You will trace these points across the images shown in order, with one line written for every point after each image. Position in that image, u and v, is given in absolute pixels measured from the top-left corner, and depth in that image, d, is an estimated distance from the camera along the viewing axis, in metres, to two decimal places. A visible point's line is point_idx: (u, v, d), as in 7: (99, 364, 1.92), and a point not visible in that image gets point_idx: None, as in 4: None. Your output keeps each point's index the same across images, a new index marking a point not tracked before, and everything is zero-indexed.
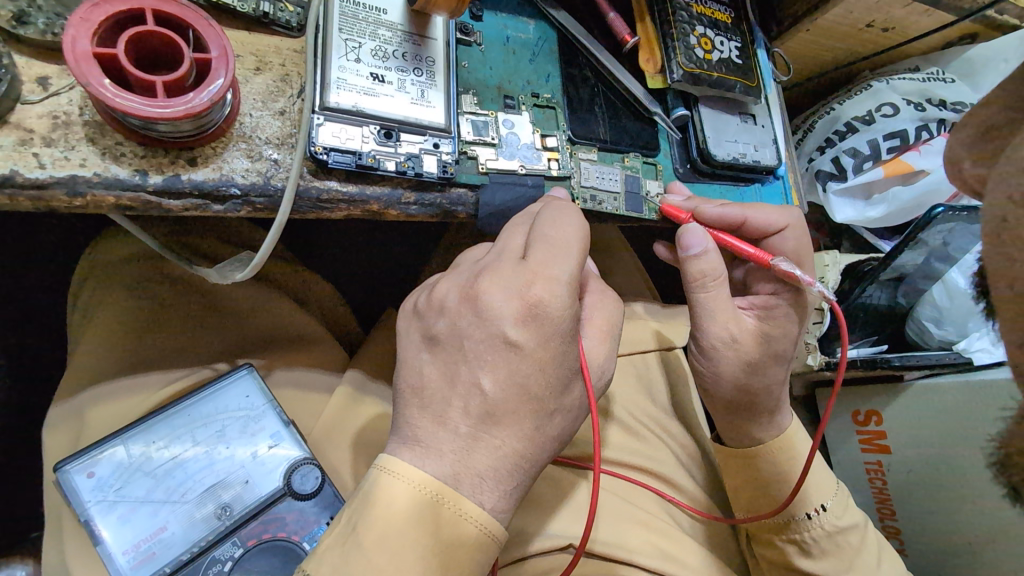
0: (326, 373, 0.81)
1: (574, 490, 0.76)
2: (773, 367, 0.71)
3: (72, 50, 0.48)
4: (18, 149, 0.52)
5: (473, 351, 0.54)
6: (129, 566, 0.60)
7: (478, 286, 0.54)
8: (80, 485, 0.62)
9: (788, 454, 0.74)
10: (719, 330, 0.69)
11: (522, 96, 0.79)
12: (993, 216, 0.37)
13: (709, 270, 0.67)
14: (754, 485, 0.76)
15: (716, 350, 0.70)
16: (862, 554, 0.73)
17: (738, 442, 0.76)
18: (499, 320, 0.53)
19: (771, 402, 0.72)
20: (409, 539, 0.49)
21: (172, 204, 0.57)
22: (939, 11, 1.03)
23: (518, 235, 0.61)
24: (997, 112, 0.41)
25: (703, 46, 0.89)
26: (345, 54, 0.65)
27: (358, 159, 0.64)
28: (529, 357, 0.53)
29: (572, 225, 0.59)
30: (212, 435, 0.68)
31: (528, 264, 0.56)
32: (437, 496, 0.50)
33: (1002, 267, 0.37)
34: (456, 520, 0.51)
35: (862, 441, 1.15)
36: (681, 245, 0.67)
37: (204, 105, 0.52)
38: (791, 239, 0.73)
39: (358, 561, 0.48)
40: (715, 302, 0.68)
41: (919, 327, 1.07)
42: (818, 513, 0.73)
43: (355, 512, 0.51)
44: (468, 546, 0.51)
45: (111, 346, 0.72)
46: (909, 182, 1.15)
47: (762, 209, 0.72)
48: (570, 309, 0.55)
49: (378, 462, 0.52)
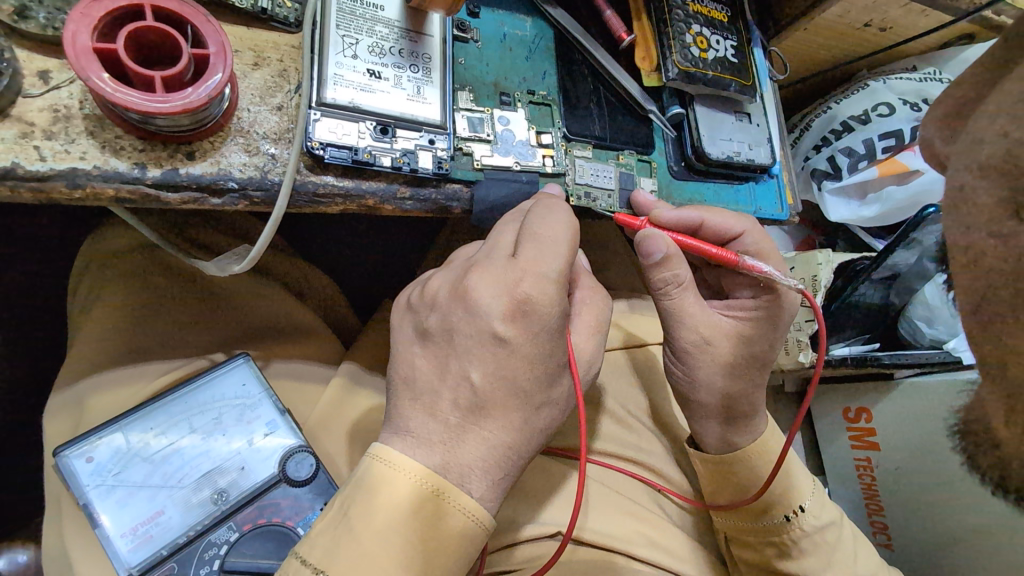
0: (323, 366, 0.82)
1: (564, 480, 0.77)
2: (748, 367, 0.73)
3: (72, 45, 0.49)
4: (20, 142, 0.53)
5: (462, 345, 0.55)
6: (127, 549, 0.62)
7: (467, 282, 0.55)
8: (78, 470, 0.63)
9: (763, 457, 0.75)
10: (689, 333, 0.71)
11: (518, 93, 0.80)
12: (952, 185, 0.35)
13: (670, 276, 0.68)
14: (729, 488, 0.77)
15: (689, 353, 0.72)
16: (843, 550, 0.75)
17: (715, 449, 0.77)
18: (487, 315, 0.54)
19: (750, 403, 0.74)
20: (400, 527, 0.50)
21: (171, 197, 0.58)
22: (937, 12, 1.03)
23: (507, 233, 0.61)
24: (961, 81, 0.40)
25: (698, 45, 0.89)
26: (342, 50, 0.66)
27: (354, 154, 0.65)
28: (516, 352, 0.54)
29: (560, 224, 0.60)
30: (208, 423, 0.70)
31: (517, 262, 0.57)
32: (427, 485, 0.52)
33: (957, 236, 0.34)
34: (446, 509, 0.52)
35: (854, 437, 1.20)
36: (641, 252, 0.67)
37: (201, 100, 0.53)
38: (751, 242, 0.74)
39: (348, 545, 0.49)
40: (683, 307, 0.70)
41: (911, 327, 1.07)
42: (796, 514, 0.74)
43: (348, 497, 0.52)
44: (457, 535, 0.52)
45: (108, 335, 0.73)
46: (903, 182, 1.14)
47: (717, 213, 0.74)
48: (558, 305, 0.56)
49: (372, 451, 0.53)
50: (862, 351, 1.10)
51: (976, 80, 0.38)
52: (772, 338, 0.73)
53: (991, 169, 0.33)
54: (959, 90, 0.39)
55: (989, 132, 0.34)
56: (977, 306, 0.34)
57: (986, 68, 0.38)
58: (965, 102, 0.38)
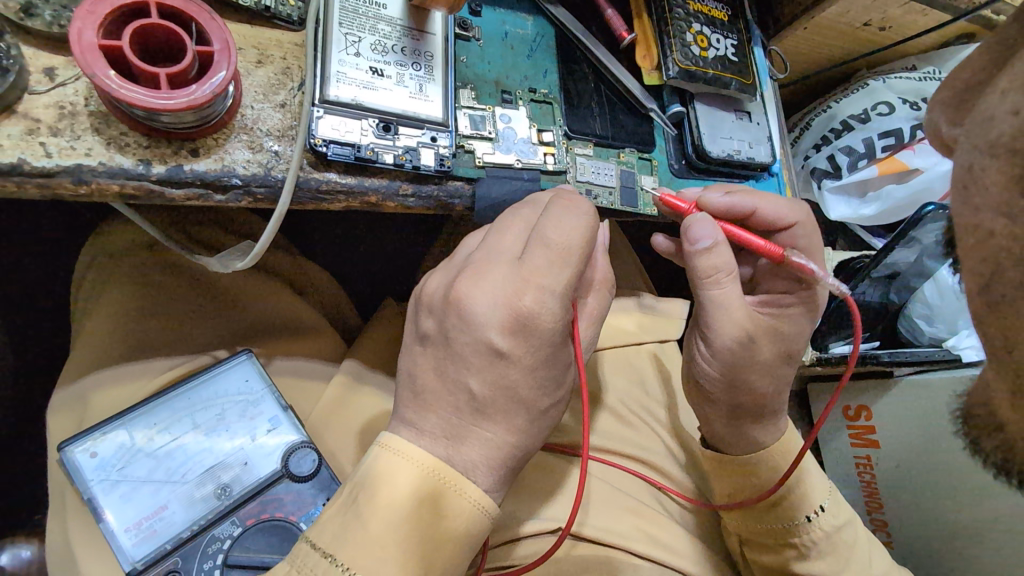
0: (325, 363, 0.83)
1: (564, 476, 0.78)
2: (781, 364, 0.72)
3: (78, 42, 0.50)
4: (26, 138, 0.54)
5: (460, 352, 0.54)
6: (131, 544, 0.62)
7: (460, 291, 0.55)
8: (82, 465, 0.64)
9: (785, 458, 0.75)
10: (733, 330, 0.67)
11: (520, 91, 0.80)
12: (960, 167, 0.35)
13: (720, 265, 0.66)
14: (753, 490, 0.76)
15: (731, 352, 0.68)
16: (858, 551, 0.75)
17: (736, 449, 0.77)
18: (483, 327, 0.54)
19: (775, 401, 0.74)
20: (406, 512, 0.50)
21: (175, 193, 0.59)
22: (936, 11, 1.03)
23: (516, 232, 0.60)
24: (966, 66, 0.39)
25: (699, 44, 0.90)
26: (345, 47, 0.66)
27: (356, 151, 0.65)
28: (513, 365, 0.54)
29: (579, 228, 0.58)
30: (211, 419, 0.70)
31: (523, 270, 0.55)
32: (430, 471, 0.52)
33: (966, 217, 0.34)
34: (449, 496, 0.52)
35: (853, 435, 1.16)
36: (689, 238, 0.66)
37: (206, 97, 0.53)
38: (801, 234, 0.74)
39: (356, 529, 0.50)
40: (729, 300, 0.67)
41: (910, 325, 1.10)
42: (817, 514, 0.74)
43: (355, 484, 0.52)
44: (461, 521, 0.52)
45: (110, 331, 0.73)
46: (903, 181, 1.16)
47: (771, 201, 0.73)
48: (561, 319, 0.55)
49: (379, 440, 0.54)
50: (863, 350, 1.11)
51: (981, 62, 0.38)
52: (804, 333, 0.74)
53: (1000, 148, 0.32)
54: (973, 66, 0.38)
55: (1000, 109, 0.33)
56: (984, 288, 0.34)
57: (993, 50, 0.37)
58: (972, 83, 0.38)
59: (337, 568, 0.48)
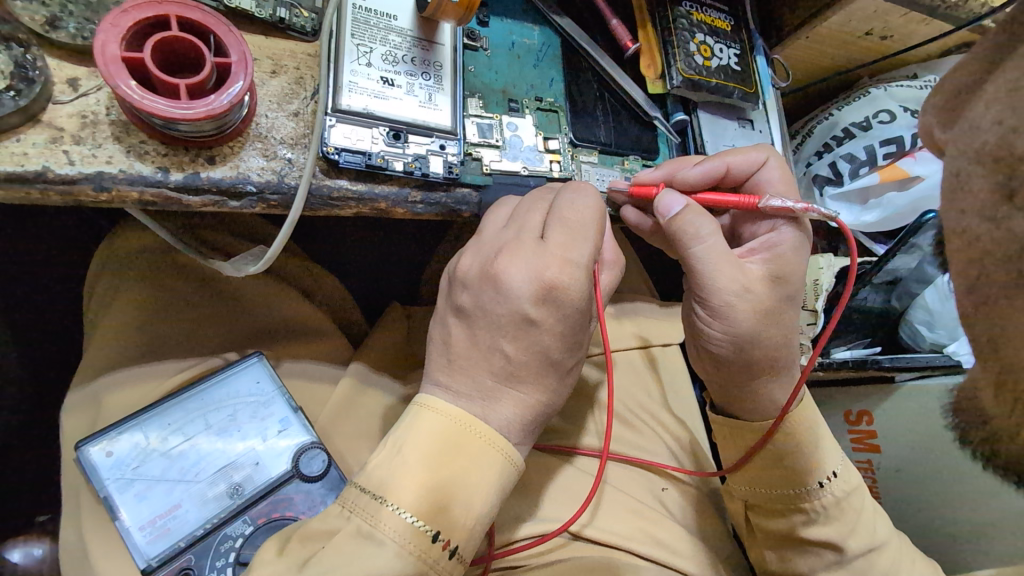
0: (333, 366, 0.84)
1: (568, 477, 0.79)
2: (785, 312, 0.68)
3: (103, 54, 0.52)
4: (50, 147, 0.55)
5: (494, 323, 0.56)
6: (145, 541, 0.63)
7: (497, 266, 0.57)
8: (98, 463, 0.65)
9: (801, 424, 0.73)
10: (728, 283, 0.65)
11: (526, 100, 0.82)
12: (948, 172, 0.34)
13: (696, 225, 0.65)
14: (768, 457, 0.74)
15: (730, 307, 0.65)
16: (865, 518, 0.74)
17: (749, 415, 0.74)
18: (519, 297, 0.56)
19: (786, 354, 0.70)
20: (445, 461, 0.53)
21: (192, 200, 0.60)
22: (937, 21, 1.05)
23: (538, 212, 0.62)
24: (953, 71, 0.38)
25: (702, 54, 0.92)
26: (357, 58, 0.68)
27: (368, 159, 0.67)
28: (544, 331, 0.56)
29: (592, 208, 0.61)
30: (223, 419, 0.71)
31: (549, 247, 0.58)
32: (466, 426, 0.54)
33: (952, 220, 0.33)
34: (483, 447, 0.54)
35: (854, 440, 1.17)
36: (660, 211, 0.67)
37: (223, 107, 0.55)
38: (777, 168, 0.74)
39: (400, 475, 0.52)
40: (714, 252, 0.65)
41: (912, 331, 1.09)
42: (829, 481, 0.73)
43: (397, 437, 0.54)
44: (492, 470, 0.54)
45: (125, 333, 0.75)
46: (906, 187, 1.10)
47: (738, 153, 0.74)
48: (587, 292, 0.58)
49: (418, 400, 0.57)
50: (863, 354, 1.10)
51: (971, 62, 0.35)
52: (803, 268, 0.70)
53: (987, 156, 0.31)
54: (960, 64, 0.36)
55: (984, 119, 0.32)
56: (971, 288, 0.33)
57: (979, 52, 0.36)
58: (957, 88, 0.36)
59: (388, 508, 0.51)
